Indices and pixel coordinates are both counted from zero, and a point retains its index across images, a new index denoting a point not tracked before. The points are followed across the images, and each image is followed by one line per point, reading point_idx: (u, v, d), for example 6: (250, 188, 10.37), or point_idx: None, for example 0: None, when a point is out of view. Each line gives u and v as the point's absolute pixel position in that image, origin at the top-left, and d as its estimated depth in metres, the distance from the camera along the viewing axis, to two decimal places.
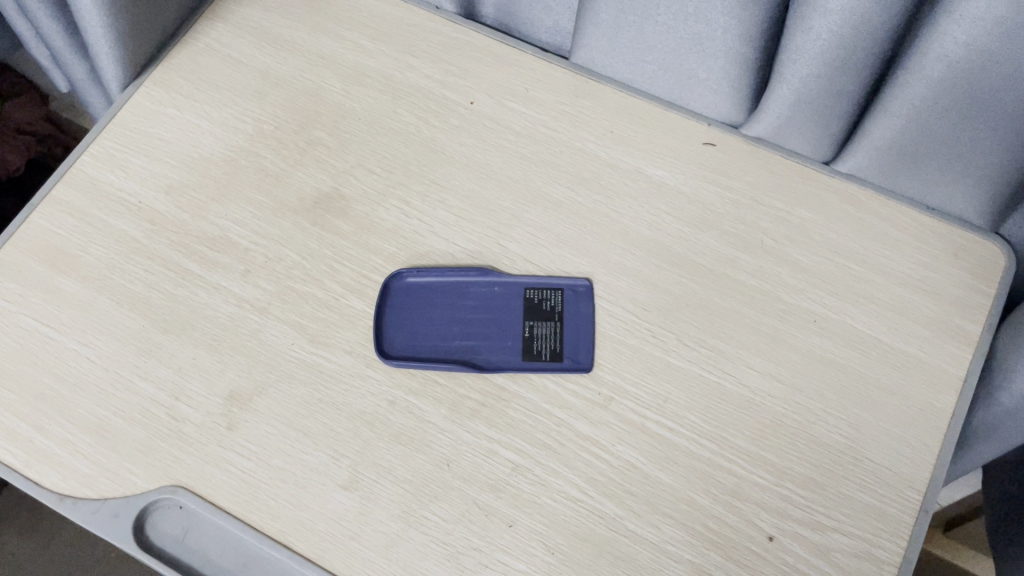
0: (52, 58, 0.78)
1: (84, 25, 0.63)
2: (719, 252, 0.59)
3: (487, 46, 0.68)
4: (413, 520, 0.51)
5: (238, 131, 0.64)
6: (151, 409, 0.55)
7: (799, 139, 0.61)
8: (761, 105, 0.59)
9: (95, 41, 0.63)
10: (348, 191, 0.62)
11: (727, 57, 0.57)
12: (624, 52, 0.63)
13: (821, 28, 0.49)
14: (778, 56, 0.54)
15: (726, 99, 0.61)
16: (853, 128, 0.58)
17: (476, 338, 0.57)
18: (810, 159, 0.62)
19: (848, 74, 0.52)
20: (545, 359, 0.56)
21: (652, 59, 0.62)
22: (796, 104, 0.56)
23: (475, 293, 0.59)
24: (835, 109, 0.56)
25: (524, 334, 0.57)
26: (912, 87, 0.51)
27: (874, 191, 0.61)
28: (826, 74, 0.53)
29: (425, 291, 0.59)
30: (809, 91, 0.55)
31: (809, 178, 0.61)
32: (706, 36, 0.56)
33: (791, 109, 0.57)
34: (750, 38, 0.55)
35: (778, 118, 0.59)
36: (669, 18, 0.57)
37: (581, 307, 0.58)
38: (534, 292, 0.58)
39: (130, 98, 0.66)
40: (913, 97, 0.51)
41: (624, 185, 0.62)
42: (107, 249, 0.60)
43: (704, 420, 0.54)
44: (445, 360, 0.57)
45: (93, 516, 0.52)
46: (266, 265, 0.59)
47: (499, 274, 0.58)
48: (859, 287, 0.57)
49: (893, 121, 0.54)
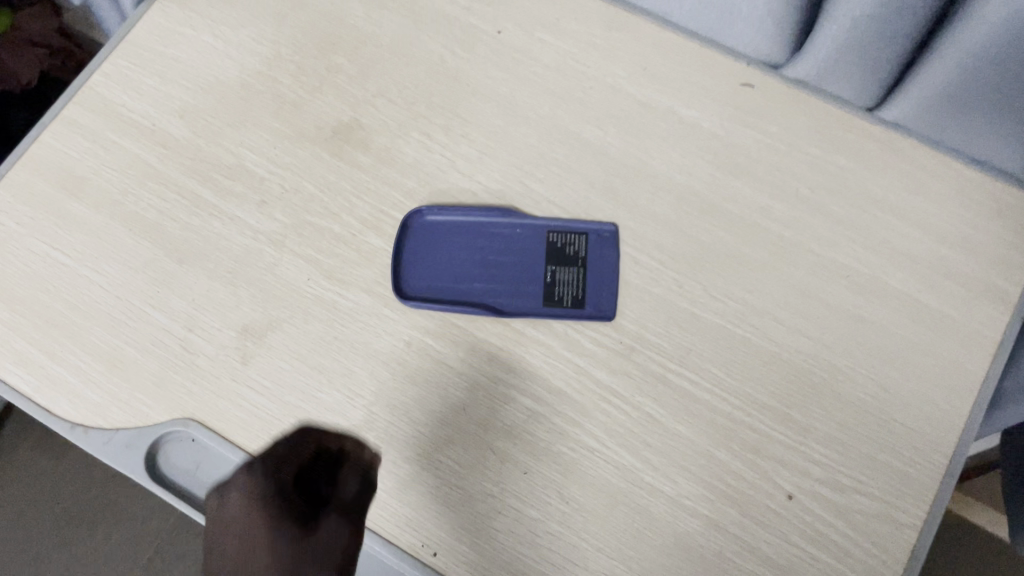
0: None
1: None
2: (753, 201, 0.56)
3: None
4: (427, 463, 0.51)
5: (256, 54, 0.62)
6: (163, 341, 0.54)
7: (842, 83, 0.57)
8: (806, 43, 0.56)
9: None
10: (368, 121, 0.59)
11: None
12: None
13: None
14: None
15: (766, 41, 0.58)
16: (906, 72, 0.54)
17: (496, 281, 0.56)
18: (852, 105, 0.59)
19: (901, 15, 0.49)
20: (567, 306, 0.55)
21: None
22: (843, 45, 0.53)
23: (496, 235, 0.57)
24: (884, 54, 0.53)
25: (545, 278, 0.56)
26: (970, 32, 0.47)
27: (917, 141, 0.58)
28: (878, 14, 0.49)
29: (445, 231, 0.57)
30: (859, 32, 0.51)
31: (851, 124, 0.59)
32: None
33: (837, 52, 0.54)
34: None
35: (825, 57, 0.55)
36: None
37: (605, 253, 0.56)
38: (558, 236, 0.56)
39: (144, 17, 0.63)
40: (969, 44, 0.48)
41: (655, 125, 0.59)
42: (120, 172, 0.58)
43: (727, 373, 0.52)
44: (462, 302, 0.55)
45: (105, 445, 0.52)
46: (282, 196, 0.57)
47: (521, 216, 0.56)
48: (895, 243, 0.55)
49: (945, 68, 0.51)
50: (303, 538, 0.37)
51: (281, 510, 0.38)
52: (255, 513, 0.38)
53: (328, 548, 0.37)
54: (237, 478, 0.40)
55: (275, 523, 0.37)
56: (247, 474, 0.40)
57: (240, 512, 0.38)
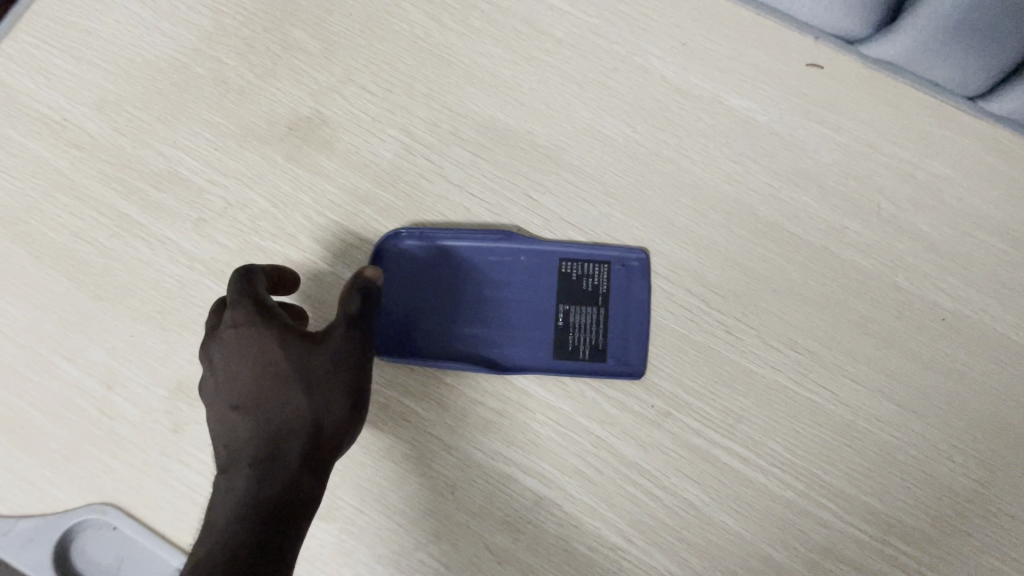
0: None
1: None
2: (822, 219, 0.44)
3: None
4: (406, 564, 0.41)
5: (189, 24, 0.48)
6: (76, 402, 0.43)
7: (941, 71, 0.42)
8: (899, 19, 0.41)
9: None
10: (333, 114, 0.47)
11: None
12: None
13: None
14: None
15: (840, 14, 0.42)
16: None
17: (493, 326, 0.44)
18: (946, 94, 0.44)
19: None
20: (585, 359, 0.43)
21: None
22: (960, 17, 0.38)
23: (493, 264, 0.44)
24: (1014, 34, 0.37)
25: (556, 321, 0.44)
26: None
27: None
28: None
29: (427, 260, 0.44)
30: None
31: (953, 122, 0.44)
32: None
33: (950, 26, 0.39)
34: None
35: (921, 38, 0.41)
36: None
37: (632, 288, 0.44)
38: (572, 267, 0.44)
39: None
40: None
41: (698, 119, 0.46)
42: (23, 181, 0.46)
43: (788, 447, 0.42)
44: (449, 357, 0.43)
45: (6, 537, 0.42)
46: (225, 213, 0.46)
47: (525, 241, 0.44)
48: (1005, 277, 0.43)
49: None
50: (279, 441, 0.35)
51: (272, 394, 0.36)
52: (241, 433, 0.35)
53: (325, 424, 0.36)
54: (222, 334, 0.37)
55: (271, 388, 0.36)
56: (233, 309, 0.37)
57: (227, 374, 0.36)
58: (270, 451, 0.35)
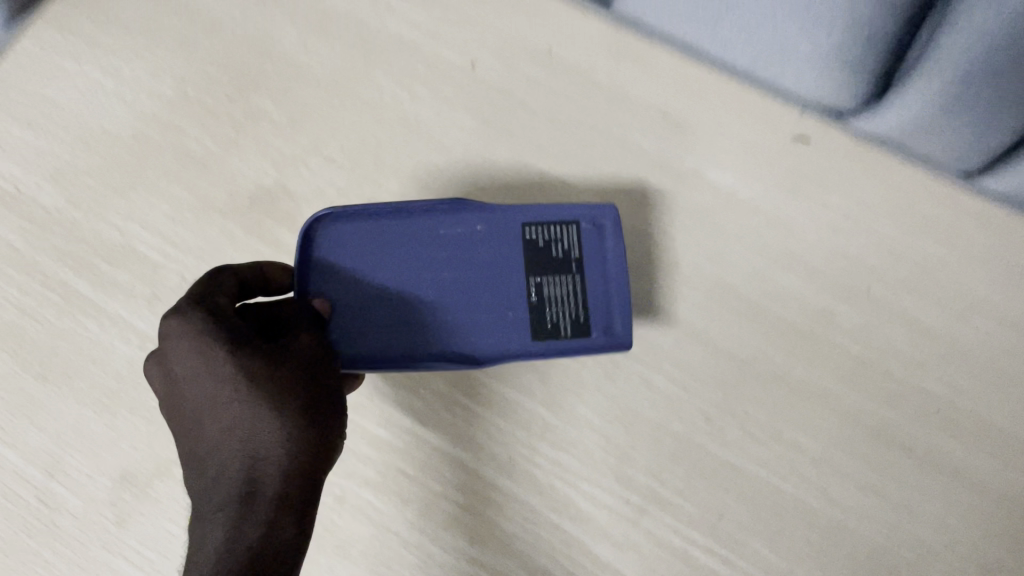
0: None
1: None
2: (808, 302, 0.42)
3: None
4: None
5: (150, 93, 0.46)
6: (19, 493, 0.41)
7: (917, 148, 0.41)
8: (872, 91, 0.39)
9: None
10: (297, 189, 0.45)
11: (836, 17, 0.35)
12: (679, 10, 0.41)
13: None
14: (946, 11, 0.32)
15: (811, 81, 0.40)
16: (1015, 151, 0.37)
17: (462, 281, 0.41)
18: (927, 172, 0.42)
19: None
20: (568, 336, 0.41)
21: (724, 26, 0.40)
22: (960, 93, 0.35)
23: (450, 250, 0.41)
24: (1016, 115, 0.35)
25: (529, 298, 0.41)
26: None
27: None
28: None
29: (378, 231, 0.41)
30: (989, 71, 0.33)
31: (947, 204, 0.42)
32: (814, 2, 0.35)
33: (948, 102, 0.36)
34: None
35: (910, 114, 0.38)
36: None
37: (604, 241, 0.42)
38: (540, 229, 0.42)
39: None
40: None
41: (680, 196, 0.43)
42: None
43: (768, 549, 0.39)
44: (387, 358, 0.40)
45: None
46: (181, 291, 0.43)
47: (489, 209, 0.41)
48: (1005, 366, 0.40)
49: None
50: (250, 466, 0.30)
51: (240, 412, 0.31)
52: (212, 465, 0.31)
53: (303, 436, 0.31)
54: (167, 338, 0.32)
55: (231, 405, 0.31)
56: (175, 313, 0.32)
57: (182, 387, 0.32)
58: (245, 484, 0.30)
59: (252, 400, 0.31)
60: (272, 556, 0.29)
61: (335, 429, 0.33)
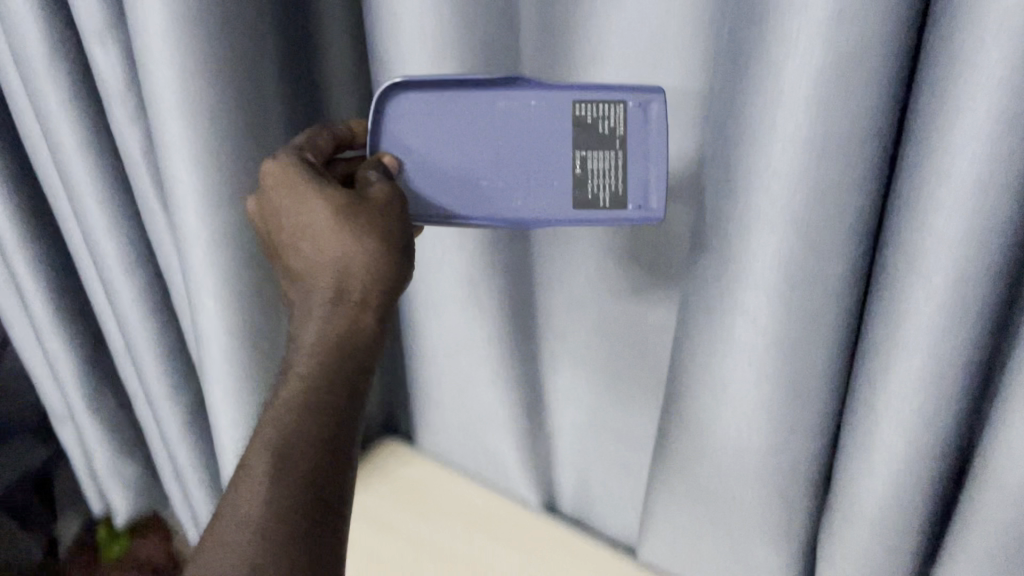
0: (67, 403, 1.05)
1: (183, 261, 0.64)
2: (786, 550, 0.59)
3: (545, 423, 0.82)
4: None
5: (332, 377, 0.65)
6: None
7: (926, 440, 0.51)
8: (888, 362, 0.50)
9: (195, 290, 0.65)
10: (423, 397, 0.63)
11: (841, 193, 0.46)
12: (723, 331, 0.56)
13: (968, 114, 0.40)
14: (901, 264, 0.47)
15: (827, 389, 0.56)
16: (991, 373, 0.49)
17: (530, 161, 0.57)
18: (932, 451, 0.52)
19: (976, 274, 0.44)
20: (607, 205, 0.57)
21: (753, 355, 0.55)
22: (921, 343, 0.47)
23: (516, 118, 0.56)
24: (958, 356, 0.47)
25: (574, 172, 0.57)
26: None
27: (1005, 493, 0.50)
28: (956, 271, 0.44)
29: (466, 88, 0.56)
30: (935, 314, 0.46)
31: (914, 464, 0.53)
32: (819, 248, 0.48)
33: (913, 365, 0.48)
34: (866, 136, 0.44)
35: (892, 401, 0.51)
36: (783, 244, 0.49)
37: (647, 124, 0.55)
38: (588, 115, 0.56)
39: (119, 295, 0.79)
40: None
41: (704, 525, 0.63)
42: None
43: None
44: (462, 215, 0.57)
45: None
46: None
47: (548, 89, 0.56)
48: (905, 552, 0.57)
49: None
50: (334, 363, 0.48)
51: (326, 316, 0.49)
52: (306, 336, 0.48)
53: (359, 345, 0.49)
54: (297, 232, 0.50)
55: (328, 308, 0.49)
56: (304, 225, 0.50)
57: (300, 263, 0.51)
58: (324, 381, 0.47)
59: (341, 233, 0.48)
60: (346, 349, 0.48)
61: (399, 235, 0.50)
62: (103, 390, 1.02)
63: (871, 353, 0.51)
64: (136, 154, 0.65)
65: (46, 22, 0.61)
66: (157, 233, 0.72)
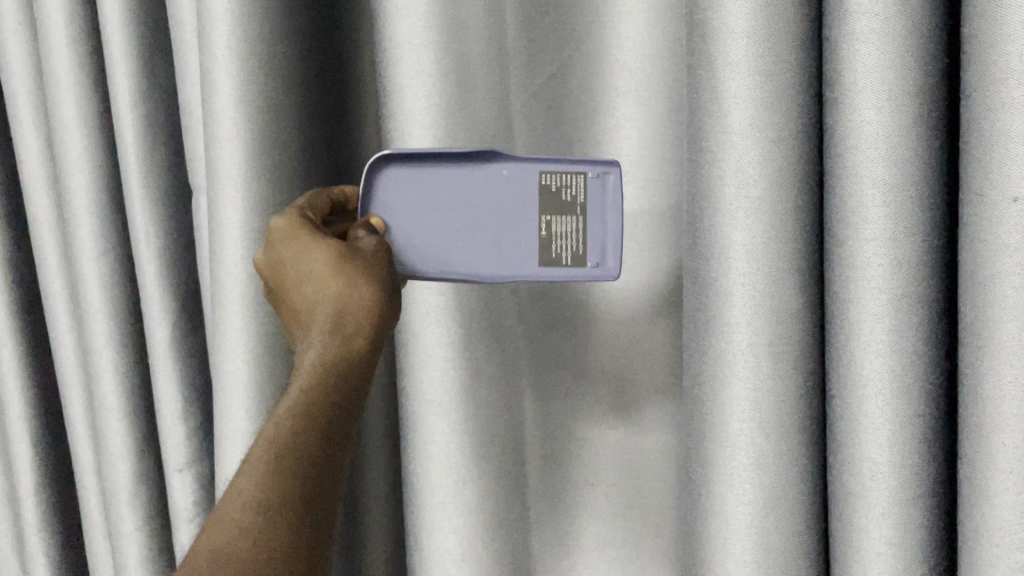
0: (12, 547, 1.04)
1: (218, 344, 0.75)
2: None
3: (554, 531, 0.85)
4: None
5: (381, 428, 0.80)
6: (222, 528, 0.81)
7: (896, 474, 0.57)
8: (857, 416, 0.57)
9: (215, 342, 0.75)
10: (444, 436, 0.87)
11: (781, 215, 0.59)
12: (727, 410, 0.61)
13: (867, 122, 0.54)
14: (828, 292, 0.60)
15: (800, 472, 0.62)
16: (947, 410, 0.59)
17: (502, 223, 0.65)
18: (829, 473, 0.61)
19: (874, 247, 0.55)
20: (569, 262, 0.64)
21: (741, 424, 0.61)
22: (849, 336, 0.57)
23: (490, 187, 0.64)
24: (879, 342, 0.56)
25: (540, 234, 0.64)
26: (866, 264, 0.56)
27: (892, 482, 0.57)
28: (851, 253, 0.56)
29: (447, 162, 0.64)
30: (847, 301, 0.57)
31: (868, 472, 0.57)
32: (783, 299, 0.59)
33: (841, 376, 0.59)
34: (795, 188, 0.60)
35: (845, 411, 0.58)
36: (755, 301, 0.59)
37: (604, 195, 0.64)
38: (552, 185, 0.64)
39: (103, 395, 0.87)
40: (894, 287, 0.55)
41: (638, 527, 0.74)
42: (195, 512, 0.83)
43: None
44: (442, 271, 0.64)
45: None
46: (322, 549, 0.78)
47: (518, 161, 0.64)
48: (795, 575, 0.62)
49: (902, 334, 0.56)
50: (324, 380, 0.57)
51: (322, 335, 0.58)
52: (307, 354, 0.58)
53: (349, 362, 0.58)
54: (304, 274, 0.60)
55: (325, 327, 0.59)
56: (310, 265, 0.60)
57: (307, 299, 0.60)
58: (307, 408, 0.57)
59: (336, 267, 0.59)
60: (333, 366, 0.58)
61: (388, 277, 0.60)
62: (62, 549, 1.03)
63: (843, 435, 0.59)
64: (149, 271, 0.82)
65: (92, 152, 0.83)
66: (156, 345, 0.84)
